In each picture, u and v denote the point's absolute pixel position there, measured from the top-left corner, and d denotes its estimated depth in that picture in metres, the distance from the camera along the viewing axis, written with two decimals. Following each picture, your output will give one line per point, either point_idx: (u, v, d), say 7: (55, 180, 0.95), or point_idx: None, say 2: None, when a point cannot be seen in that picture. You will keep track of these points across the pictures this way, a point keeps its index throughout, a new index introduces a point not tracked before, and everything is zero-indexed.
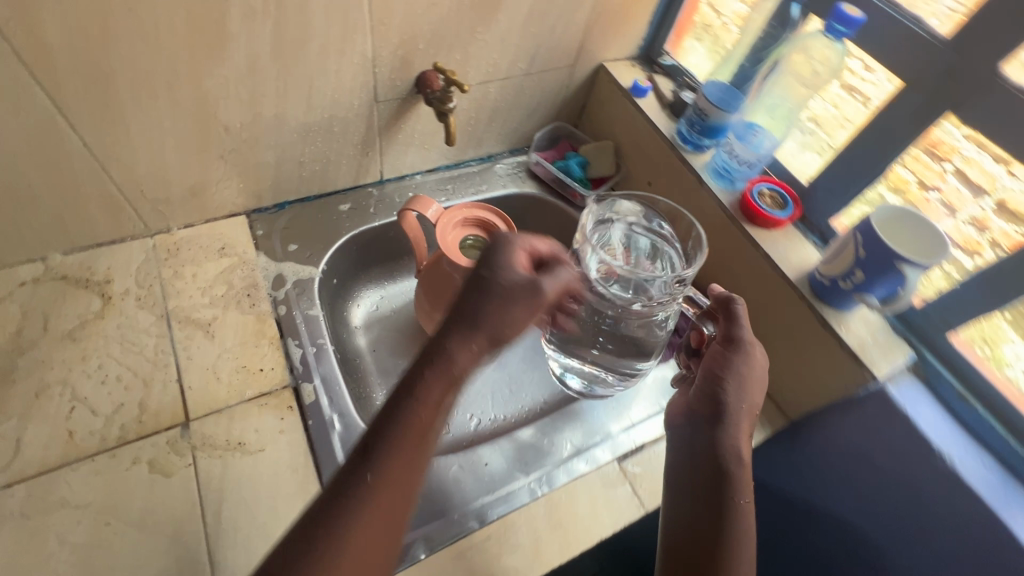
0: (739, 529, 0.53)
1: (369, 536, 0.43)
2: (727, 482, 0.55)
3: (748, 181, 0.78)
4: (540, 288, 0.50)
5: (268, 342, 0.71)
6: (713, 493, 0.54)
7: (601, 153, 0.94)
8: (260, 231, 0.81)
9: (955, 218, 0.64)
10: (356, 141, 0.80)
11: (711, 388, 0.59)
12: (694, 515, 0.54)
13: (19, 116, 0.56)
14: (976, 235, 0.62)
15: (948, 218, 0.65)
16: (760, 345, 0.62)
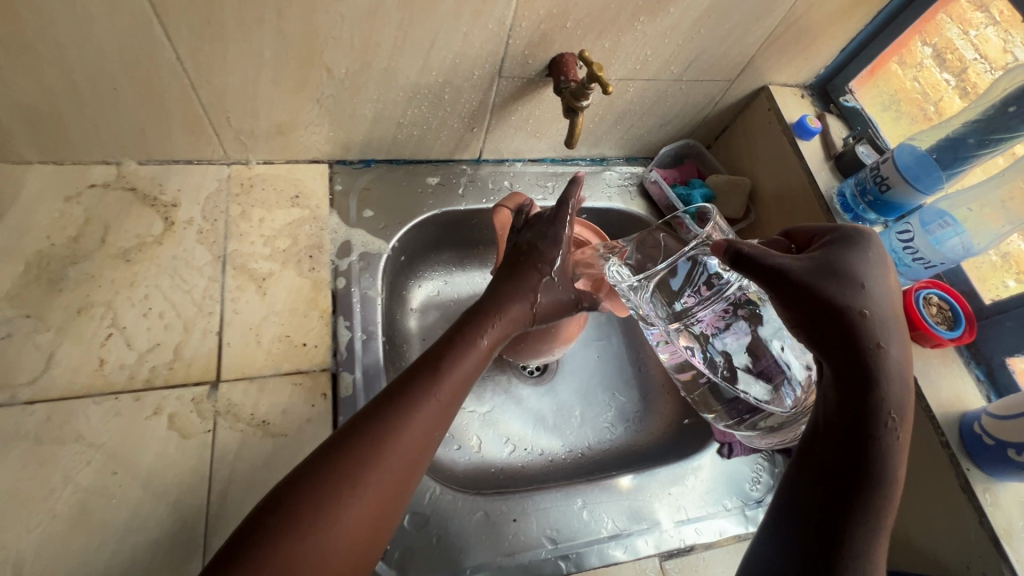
0: (886, 477, 0.40)
1: (383, 476, 0.46)
2: (868, 423, 0.41)
3: (915, 281, 0.64)
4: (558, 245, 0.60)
5: (318, 315, 0.65)
6: (850, 444, 0.41)
7: (731, 190, 0.80)
8: (339, 187, 0.74)
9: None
10: (464, 114, 0.71)
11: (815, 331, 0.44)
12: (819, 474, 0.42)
13: (115, 13, 0.50)
14: None
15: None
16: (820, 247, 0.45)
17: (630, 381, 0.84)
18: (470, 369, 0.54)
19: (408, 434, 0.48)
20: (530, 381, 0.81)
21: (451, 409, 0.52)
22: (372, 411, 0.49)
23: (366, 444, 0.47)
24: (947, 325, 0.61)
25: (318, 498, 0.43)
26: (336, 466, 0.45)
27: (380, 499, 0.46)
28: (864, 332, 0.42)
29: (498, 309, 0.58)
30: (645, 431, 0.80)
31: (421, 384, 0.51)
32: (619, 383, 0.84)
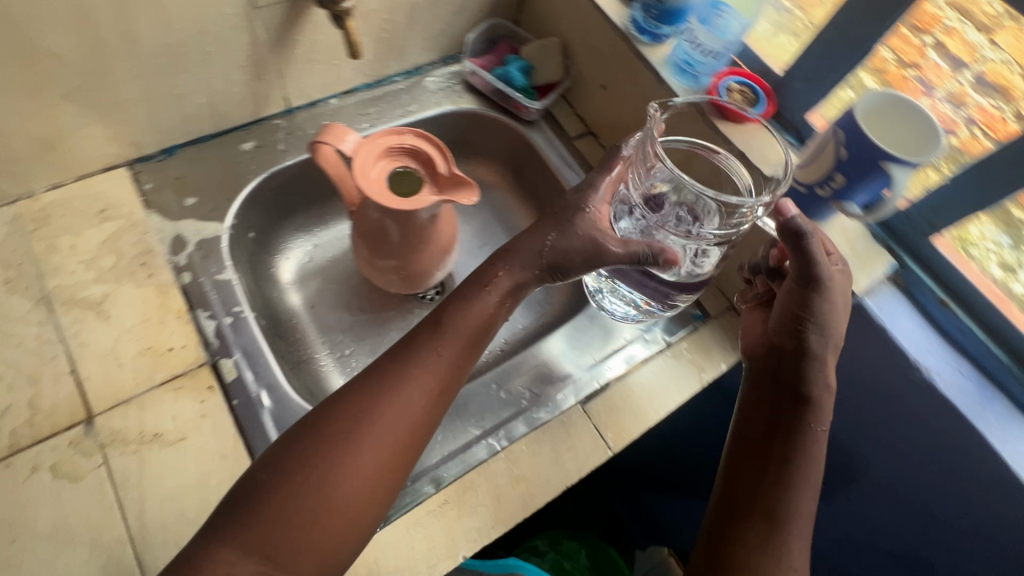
0: (813, 462, 0.52)
1: (383, 435, 0.50)
2: (807, 407, 0.53)
3: (714, 76, 0.68)
4: (443, 174, 0.65)
5: (175, 317, 0.62)
6: (786, 417, 0.54)
7: (545, 55, 0.81)
8: (147, 185, 0.68)
9: (931, 96, 0.58)
10: (243, 62, 0.66)
11: (790, 324, 0.55)
12: (765, 441, 0.54)
13: None
14: (952, 111, 0.57)
15: (922, 96, 0.59)
16: (841, 267, 0.55)
17: None
18: (477, 320, 0.56)
19: (406, 401, 0.51)
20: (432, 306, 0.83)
21: (454, 367, 0.54)
22: (377, 373, 0.53)
23: (370, 396, 0.51)
24: (751, 105, 0.66)
25: (316, 454, 0.48)
26: (332, 423, 0.49)
27: (379, 458, 0.49)
28: (823, 350, 0.54)
29: (509, 254, 0.59)
30: (549, 310, 0.78)
31: (424, 338, 0.54)
32: None
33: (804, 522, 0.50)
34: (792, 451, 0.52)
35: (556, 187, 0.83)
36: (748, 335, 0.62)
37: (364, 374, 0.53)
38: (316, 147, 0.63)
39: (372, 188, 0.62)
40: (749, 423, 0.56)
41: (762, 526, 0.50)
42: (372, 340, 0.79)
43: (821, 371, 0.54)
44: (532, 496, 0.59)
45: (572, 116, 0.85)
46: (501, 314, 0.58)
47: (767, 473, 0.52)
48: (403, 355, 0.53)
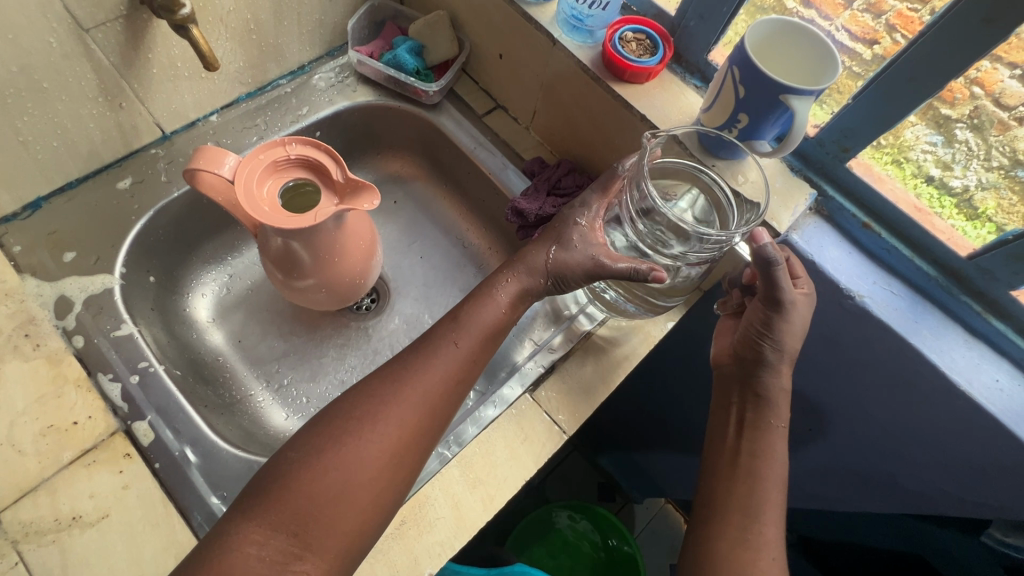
0: (772, 459, 0.56)
1: (398, 424, 0.51)
2: (765, 407, 0.58)
3: (608, 27, 0.62)
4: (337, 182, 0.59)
5: (74, 387, 0.56)
6: (750, 416, 0.58)
7: (433, 31, 0.75)
8: (17, 248, 0.61)
9: (850, 9, 0.53)
10: (92, 93, 0.59)
11: (751, 337, 0.58)
12: (731, 441, 0.58)
13: None
14: (874, 21, 0.51)
15: (842, 10, 0.53)
16: (804, 294, 0.56)
17: (456, 261, 0.83)
18: (492, 318, 0.57)
19: (424, 385, 0.53)
20: (369, 316, 0.79)
21: (467, 359, 0.56)
22: (397, 364, 0.55)
23: (388, 385, 0.53)
24: (650, 52, 0.62)
25: (339, 436, 0.50)
26: (354, 409, 0.52)
27: (394, 442, 0.51)
28: (782, 362, 0.57)
29: (518, 258, 0.60)
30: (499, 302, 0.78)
31: (444, 331, 0.56)
32: (451, 269, 0.83)
33: (776, 503, 0.55)
34: (758, 444, 0.57)
35: (473, 170, 0.79)
36: (717, 346, 0.64)
37: (385, 365, 0.56)
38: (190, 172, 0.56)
39: (264, 211, 0.56)
40: (719, 424, 0.61)
41: (737, 508, 0.55)
42: (309, 364, 0.75)
43: (776, 379, 0.57)
44: (492, 498, 0.57)
45: (477, 92, 0.80)
46: (512, 314, 0.59)
47: (734, 467, 0.57)
48: (421, 349, 0.56)
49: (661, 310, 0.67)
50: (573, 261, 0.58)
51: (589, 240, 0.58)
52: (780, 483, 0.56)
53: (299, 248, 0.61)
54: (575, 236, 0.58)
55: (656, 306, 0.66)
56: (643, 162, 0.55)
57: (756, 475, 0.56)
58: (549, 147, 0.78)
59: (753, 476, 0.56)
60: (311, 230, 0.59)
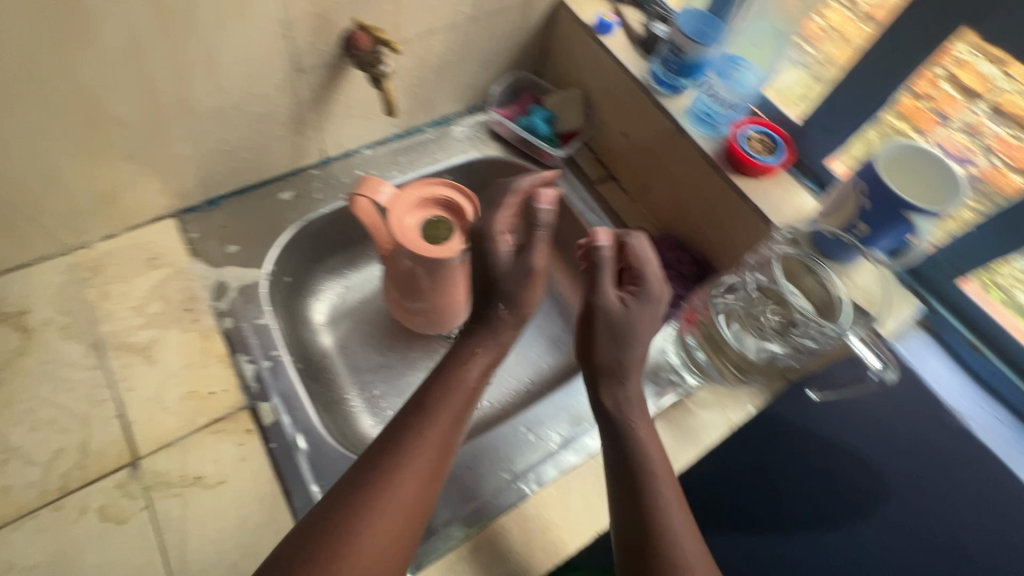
0: None
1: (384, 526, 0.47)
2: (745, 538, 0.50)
3: (733, 126, 0.69)
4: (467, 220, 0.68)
5: (216, 360, 0.64)
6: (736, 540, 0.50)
7: (568, 105, 0.85)
8: (193, 234, 0.72)
9: (946, 127, 0.59)
10: (285, 119, 0.70)
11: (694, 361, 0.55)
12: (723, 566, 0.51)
13: None
14: (968, 139, 0.58)
15: (938, 128, 0.59)
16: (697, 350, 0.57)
17: (546, 310, 0.88)
18: (464, 393, 0.55)
19: (412, 475, 0.49)
20: None
21: (447, 445, 0.52)
22: (360, 474, 0.49)
23: (372, 480, 0.48)
24: (771, 151, 0.68)
25: (317, 561, 0.45)
26: (328, 529, 0.46)
27: (383, 545, 0.47)
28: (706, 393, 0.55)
29: (521, 301, 0.60)
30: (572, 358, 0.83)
31: (407, 424, 0.52)
32: (541, 319, 0.88)
33: None
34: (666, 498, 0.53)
35: (579, 230, 0.85)
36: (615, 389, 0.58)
37: (354, 473, 0.49)
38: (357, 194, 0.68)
39: (407, 233, 0.64)
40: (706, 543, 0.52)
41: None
42: (400, 382, 0.80)
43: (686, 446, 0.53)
44: (564, 543, 0.59)
45: (592, 161, 0.88)
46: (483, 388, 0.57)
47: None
48: (388, 450, 0.50)
49: (747, 381, 0.68)
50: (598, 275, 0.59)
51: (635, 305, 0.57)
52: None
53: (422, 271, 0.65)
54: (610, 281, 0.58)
55: (734, 376, 0.68)
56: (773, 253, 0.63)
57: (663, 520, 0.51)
58: (653, 220, 0.83)
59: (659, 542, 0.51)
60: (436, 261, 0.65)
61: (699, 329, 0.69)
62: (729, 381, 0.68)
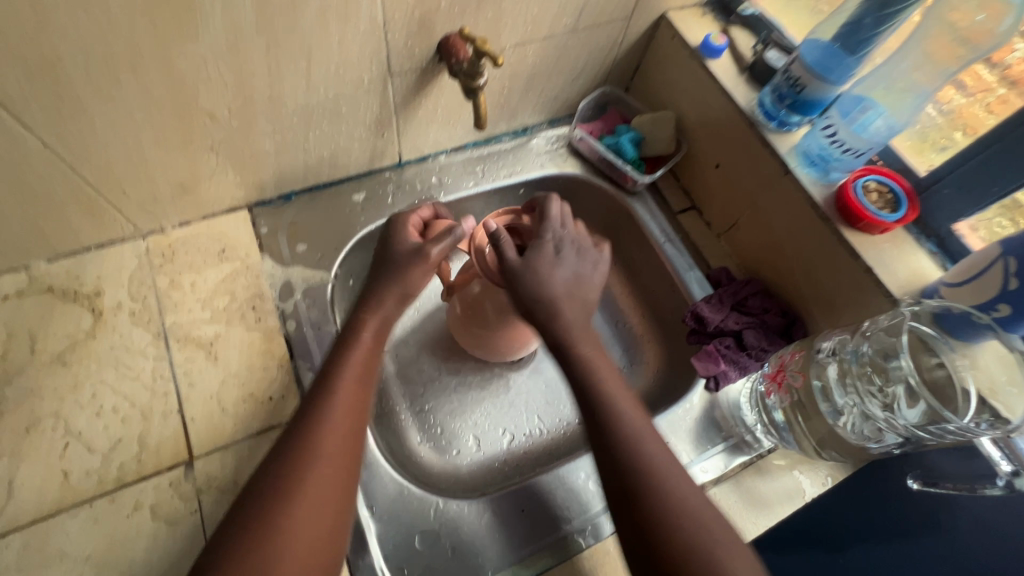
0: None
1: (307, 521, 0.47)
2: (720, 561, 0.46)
3: (849, 173, 0.63)
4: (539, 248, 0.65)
5: (277, 364, 0.63)
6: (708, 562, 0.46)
7: (658, 127, 0.78)
8: (264, 229, 0.71)
9: None
10: (369, 121, 0.68)
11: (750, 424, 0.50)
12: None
13: None
14: None
15: None
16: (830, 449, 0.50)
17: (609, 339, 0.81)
18: (358, 360, 0.56)
19: (322, 467, 0.50)
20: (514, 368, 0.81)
21: (340, 474, 0.51)
22: (259, 508, 0.47)
23: (288, 475, 0.49)
24: (890, 207, 0.61)
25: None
26: (231, 564, 0.44)
27: (310, 539, 0.47)
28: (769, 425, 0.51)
29: (375, 301, 0.61)
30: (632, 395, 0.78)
31: (299, 419, 0.52)
32: None
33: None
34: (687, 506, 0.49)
35: (655, 262, 0.79)
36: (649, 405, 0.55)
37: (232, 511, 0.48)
38: (392, 246, 0.63)
39: (528, 279, 0.55)
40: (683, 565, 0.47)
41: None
42: (452, 400, 0.77)
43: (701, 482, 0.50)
44: None
45: (677, 189, 0.83)
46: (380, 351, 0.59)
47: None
48: (285, 479, 0.48)
49: (824, 457, 0.61)
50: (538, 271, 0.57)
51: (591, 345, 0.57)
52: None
53: (549, 327, 0.56)
54: (577, 327, 0.56)
55: (812, 449, 0.61)
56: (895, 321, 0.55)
57: (686, 530, 0.47)
58: (737, 260, 0.78)
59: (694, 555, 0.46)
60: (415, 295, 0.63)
61: (790, 394, 0.62)
62: (811, 453, 0.61)
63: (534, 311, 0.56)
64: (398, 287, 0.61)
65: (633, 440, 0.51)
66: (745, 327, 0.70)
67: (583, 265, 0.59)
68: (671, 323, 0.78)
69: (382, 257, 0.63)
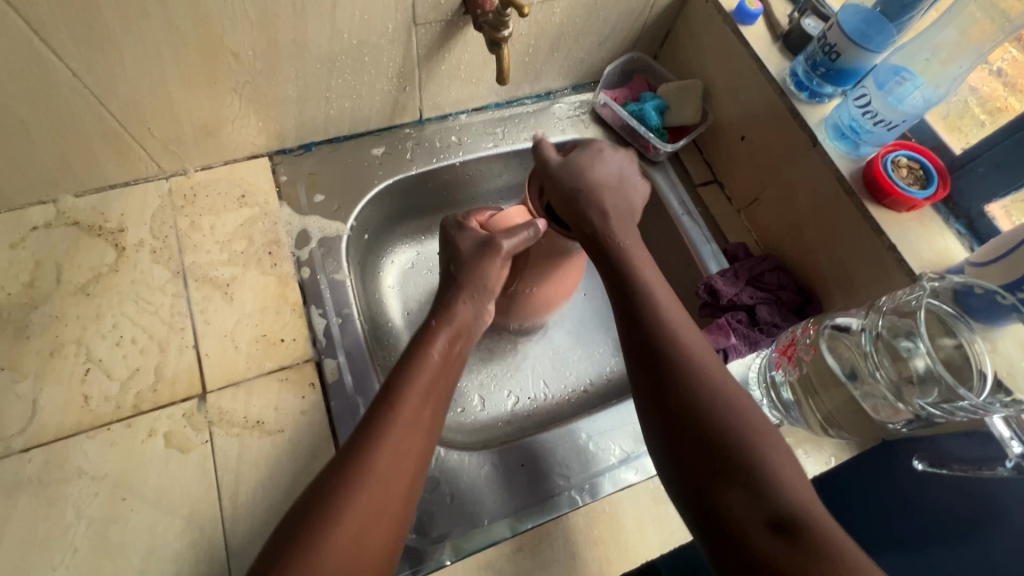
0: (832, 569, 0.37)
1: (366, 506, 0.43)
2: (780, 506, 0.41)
3: (881, 147, 0.61)
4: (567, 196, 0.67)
5: (290, 309, 0.64)
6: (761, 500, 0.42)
7: (684, 95, 0.77)
8: (284, 177, 0.72)
9: None
10: (391, 73, 0.67)
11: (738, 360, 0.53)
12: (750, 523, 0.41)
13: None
14: None
15: None
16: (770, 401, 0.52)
17: None
18: (427, 362, 0.52)
19: (395, 451, 0.46)
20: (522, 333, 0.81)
21: (426, 415, 0.49)
22: (356, 435, 0.47)
23: (363, 456, 0.45)
24: (920, 184, 0.59)
25: (301, 544, 0.41)
26: (326, 486, 0.44)
27: (363, 527, 0.42)
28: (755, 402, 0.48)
29: (444, 311, 0.57)
30: None
31: (388, 397, 0.49)
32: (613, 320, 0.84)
33: None
34: (744, 418, 0.46)
35: (671, 234, 0.78)
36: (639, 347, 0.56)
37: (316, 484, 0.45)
38: (451, 244, 0.61)
39: (570, 170, 0.60)
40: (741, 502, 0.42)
41: (735, 500, 0.42)
42: None
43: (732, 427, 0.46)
44: (609, 562, 0.56)
45: (699, 162, 0.81)
46: (452, 355, 0.55)
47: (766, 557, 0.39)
48: (383, 409, 0.48)
49: (829, 434, 0.60)
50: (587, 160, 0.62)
51: (653, 275, 0.56)
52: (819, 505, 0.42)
53: (588, 216, 0.58)
54: (612, 220, 0.59)
55: (820, 426, 0.60)
56: (914, 299, 0.54)
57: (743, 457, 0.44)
58: (755, 236, 0.76)
59: (750, 465, 0.44)
60: (488, 295, 0.59)
61: (798, 368, 0.61)
62: (815, 430, 0.61)
63: (575, 201, 0.58)
64: (467, 282, 0.58)
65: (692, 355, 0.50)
66: (759, 303, 0.69)
67: (627, 167, 0.64)
68: (684, 296, 0.78)
69: (448, 256, 0.61)
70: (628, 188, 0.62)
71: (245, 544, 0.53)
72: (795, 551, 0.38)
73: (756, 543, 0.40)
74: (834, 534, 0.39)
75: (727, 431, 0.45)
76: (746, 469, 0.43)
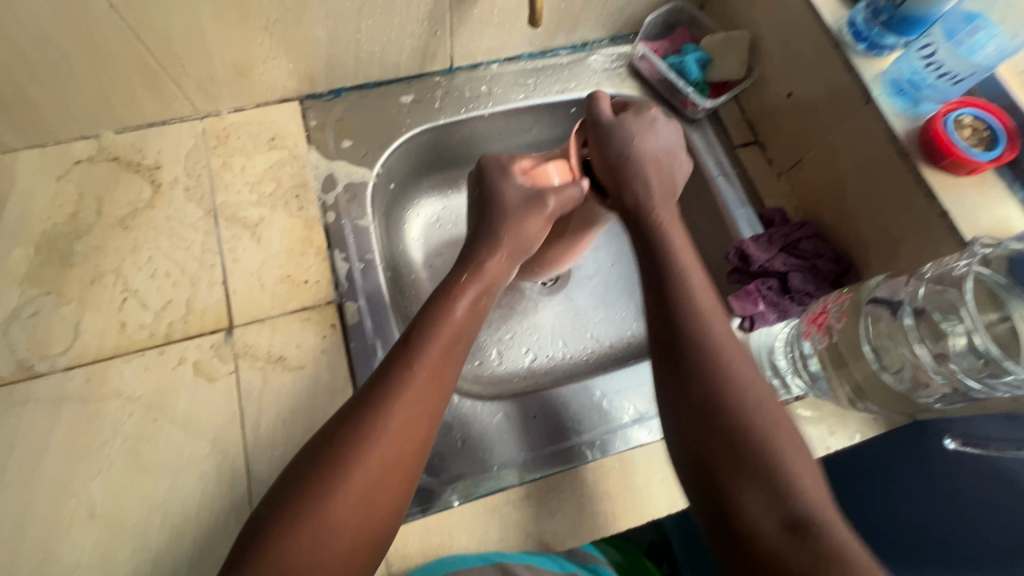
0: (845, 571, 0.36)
1: (374, 470, 0.43)
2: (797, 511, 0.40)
3: (943, 104, 0.56)
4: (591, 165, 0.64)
5: (314, 252, 0.65)
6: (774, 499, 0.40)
7: (729, 48, 0.73)
8: (313, 122, 0.72)
9: None
10: (422, 16, 0.65)
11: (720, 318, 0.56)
12: (760, 517, 0.40)
13: None
14: None
15: None
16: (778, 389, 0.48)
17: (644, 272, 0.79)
18: (445, 327, 0.51)
19: (401, 415, 0.46)
20: (544, 293, 0.80)
21: (442, 380, 0.49)
22: (367, 395, 0.47)
23: (373, 412, 0.45)
24: (983, 146, 0.55)
25: (299, 509, 0.41)
26: (323, 453, 0.44)
27: (370, 481, 0.43)
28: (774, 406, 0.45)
29: (477, 266, 0.56)
30: None
31: (401, 356, 0.48)
32: (637, 283, 0.82)
33: None
34: (763, 413, 0.44)
35: (705, 196, 0.75)
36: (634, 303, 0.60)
37: (326, 433, 0.45)
38: (492, 192, 0.59)
39: (619, 133, 0.58)
40: (756, 497, 0.41)
41: (751, 496, 0.41)
42: None
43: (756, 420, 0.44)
44: (615, 519, 0.56)
45: (739, 121, 0.77)
46: (470, 328, 0.53)
47: (774, 556, 0.38)
48: (387, 382, 0.47)
49: (857, 409, 0.58)
50: (636, 126, 0.59)
51: (686, 253, 0.53)
52: (837, 513, 0.40)
53: (632, 185, 0.57)
54: (656, 192, 0.57)
55: (846, 398, 0.57)
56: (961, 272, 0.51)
57: (760, 452, 0.42)
58: (795, 202, 0.72)
59: (772, 460, 0.42)
60: (524, 249, 0.59)
61: (828, 337, 0.59)
62: (839, 400, 0.58)
63: (621, 166, 0.57)
64: (507, 232, 0.57)
65: (713, 335, 0.48)
66: (793, 270, 0.65)
67: (676, 141, 0.61)
68: (713, 262, 0.75)
69: (485, 204, 0.59)
70: (674, 164, 0.60)
71: (264, 470, 0.55)
72: (809, 554, 0.37)
73: (767, 543, 0.39)
74: (848, 544, 0.38)
75: (750, 425, 0.44)
76: (764, 464, 0.42)
